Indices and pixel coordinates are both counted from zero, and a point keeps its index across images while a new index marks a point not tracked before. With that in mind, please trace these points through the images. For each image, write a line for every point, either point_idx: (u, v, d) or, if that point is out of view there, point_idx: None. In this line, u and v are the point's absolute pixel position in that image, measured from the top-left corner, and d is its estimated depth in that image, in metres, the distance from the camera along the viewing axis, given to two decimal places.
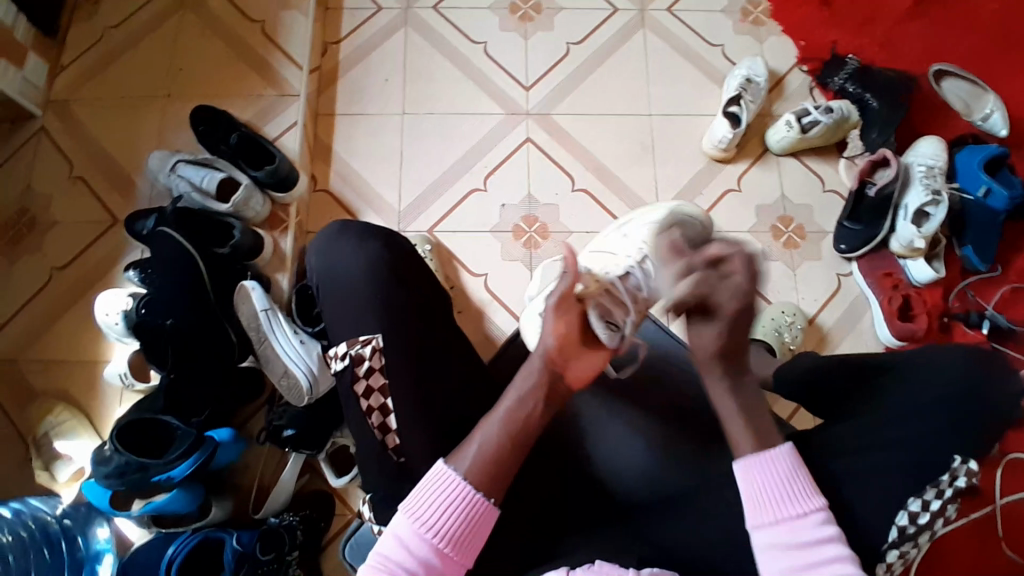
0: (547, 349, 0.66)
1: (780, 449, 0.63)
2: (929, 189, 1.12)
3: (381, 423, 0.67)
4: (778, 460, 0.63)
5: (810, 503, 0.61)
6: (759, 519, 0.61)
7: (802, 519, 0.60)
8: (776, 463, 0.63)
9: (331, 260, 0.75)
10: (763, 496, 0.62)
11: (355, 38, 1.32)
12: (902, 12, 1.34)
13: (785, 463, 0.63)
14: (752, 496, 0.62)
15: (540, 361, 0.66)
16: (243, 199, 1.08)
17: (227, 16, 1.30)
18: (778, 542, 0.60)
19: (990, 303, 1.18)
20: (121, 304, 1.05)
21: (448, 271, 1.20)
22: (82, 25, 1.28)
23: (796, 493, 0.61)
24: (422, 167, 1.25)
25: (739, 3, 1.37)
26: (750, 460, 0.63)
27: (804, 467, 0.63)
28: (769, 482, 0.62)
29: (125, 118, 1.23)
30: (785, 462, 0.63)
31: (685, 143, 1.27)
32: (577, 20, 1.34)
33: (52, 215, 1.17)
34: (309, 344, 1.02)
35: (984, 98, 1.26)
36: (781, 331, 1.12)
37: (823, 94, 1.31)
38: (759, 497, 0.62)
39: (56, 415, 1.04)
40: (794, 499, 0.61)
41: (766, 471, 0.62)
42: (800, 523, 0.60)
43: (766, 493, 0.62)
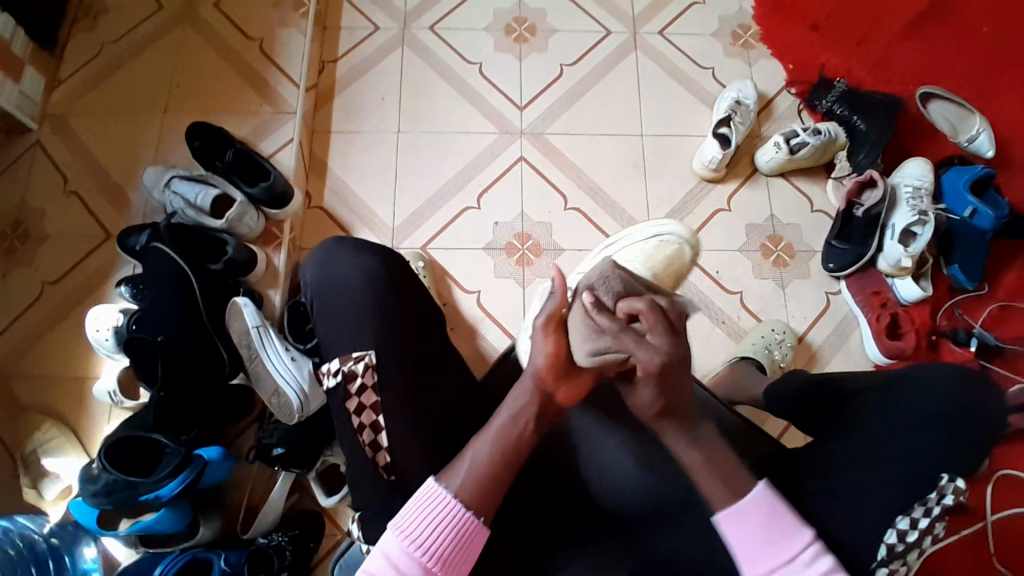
0: (537, 369, 0.65)
1: (756, 494, 0.61)
2: (916, 209, 1.14)
3: (372, 441, 0.66)
4: (756, 506, 0.61)
5: (800, 541, 0.60)
6: (753, 567, 0.60)
7: (795, 559, 0.60)
8: (755, 510, 0.61)
9: (326, 272, 0.75)
10: (750, 544, 0.61)
11: (352, 57, 1.34)
12: (887, 37, 1.37)
13: (765, 507, 0.61)
14: (739, 545, 0.61)
15: (529, 383, 0.66)
16: (237, 215, 1.09)
17: (225, 34, 1.31)
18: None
19: (978, 321, 1.19)
20: (113, 320, 1.04)
21: (442, 287, 1.20)
22: (81, 40, 1.29)
23: (784, 533, 0.60)
24: (417, 184, 1.26)
25: (729, 26, 1.40)
26: (731, 510, 0.61)
27: (785, 504, 0.62)
28: (752, 530, 0.61)
29: (120, 133, 1.23)
30: (765, 503, 0.61)
31: (677, 162, 1.29)
32: (571, 41, 1.37)
33: (45, 229, 1.17)
34: (301, 360, 1.02)
35: (970, 119, 1.28)
36: (772, 348, 1.13)
37: (812, 116, 1.34)
38: (745, 542, 0.61)
39: (43, 432, 1.03)
40: (782, 540, 0.60)
41: (747, 520, 0.61)
42: (792, 567, 0.59)
43: (753, 540, 0.60)
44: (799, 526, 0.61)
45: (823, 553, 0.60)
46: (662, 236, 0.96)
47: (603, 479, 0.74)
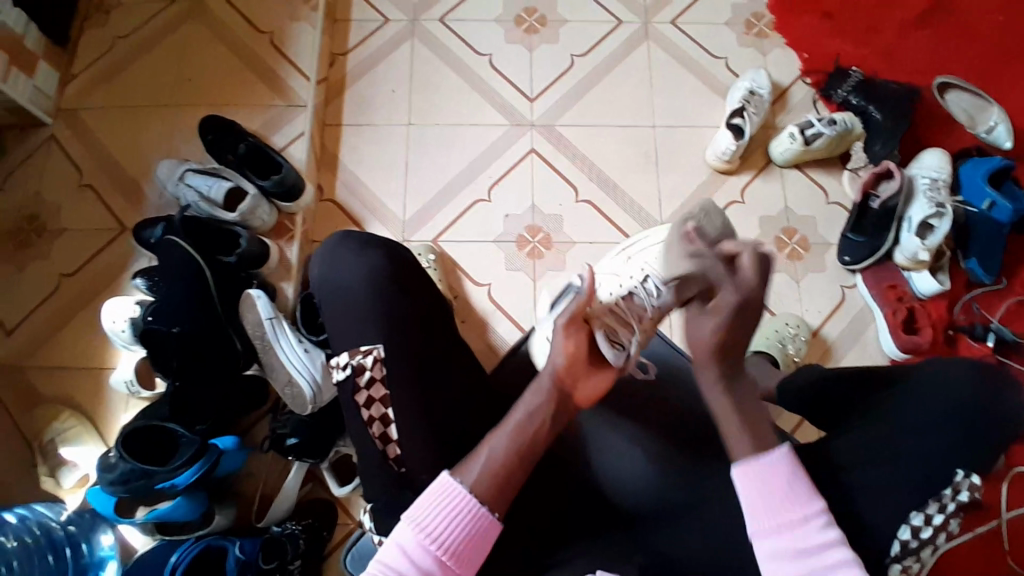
0: (555, 367, 0.66)
1: (777, 455, 0.62)
2: (933, 202, 1.12)
3: (382, 433, 0.67)
4: (774, 467, 0.62)
5: (811, 509, 0.60)
6: (759, 527, 0.61)
7: (804, 524, 0.60)
8: (772, 467, 0.62)
9: (333, 267, 0.75)
10: (761, 504, 0.61)
11: (362, 50, 1.34)
12: (905, 25, 1.34)
13: (782, 464, 0.62)
14: (753, 502, 0.62)
15: (543, 380, 0.66)
16: (250, 208, 1.09)
17: (235, 27, 1.32)
18: (781, 549, 0.59)
19: (995, 315, 1.17)
20: (128, 312, 1.06)
21: (452, 280, 1.20)
22: (93, 35, 1.30)
23: (796, 501, 0.60)
24: (428, 177, 1.26)
25: (742, 15, 1.38)
26: (750, 464, 0.62)
27: (803, 471, 0.62)
28: (767, 486, 0.61)
29: (134, 127, 1.25)
30: (783, 467, 0.62)
31: (689, 153, 1.28)
32: (581, 32, 1.36)
33: (61, 222, 1.19)
34: (313, 352, 1.02)
35: (988, 110, 1.26)
36: (785, 342, 1.12)
37: (827, 106, 1.32)
38: (758, 500, 0.61)
39: (63, 422, 1.05)
40: (794, 506, 0.60)
41: (765, 477, 0.61)
42: (802, 528, 0.59)
43: (767, 498, 0.61)
44: (813, 494, 0.61)
45: (832, 525, 0.60)
46: None
47: (612, 474, 0.76)
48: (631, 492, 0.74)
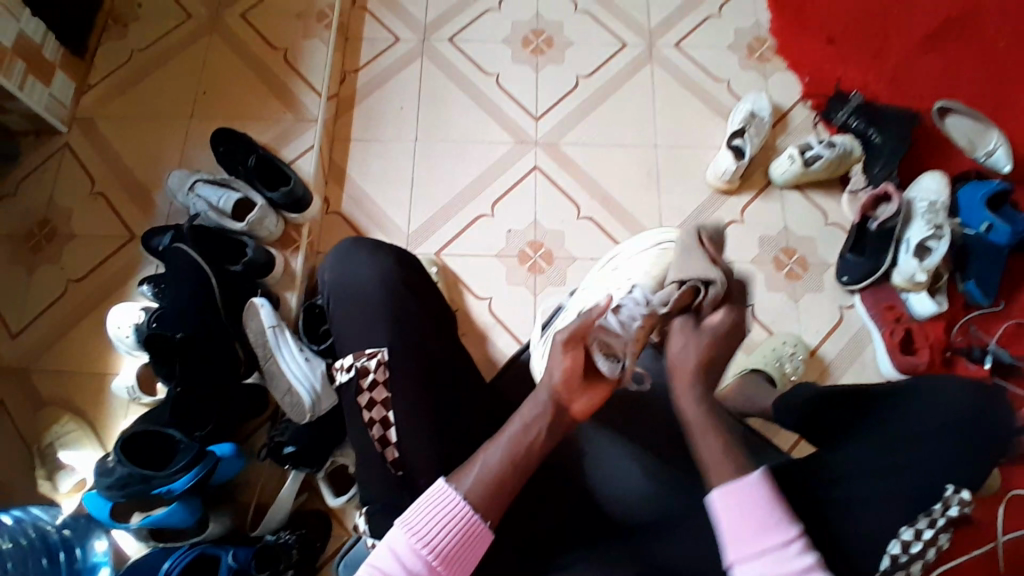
0: (553, 382, 0.67)
1: (751, 480, 0.61)
2: (932, 224, 1.13)
3: (381, 436, 0.68)
4: (749, 491, 0.61)
5: (788, 533, 0.59)
6: (736, 551, 0.60)
7: (782, 549, 0.59)
8: (751, 493, 0.61)
9: (343, 270, 0.79)
10: (738, 529, 0.60)
11: (372, 67, 1.38)
12: (905, 51, 1.37)
13: (760, 488, 0.61)
14: (729, 529, 0.61)
15: (541, 395, 0.67)
16: (257, 218, 1.11)
17: (250, 43, 1.36)
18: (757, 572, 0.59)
19: (993, 337, 1.18)
20: (134, 317, 1.07)
21: (453, 293, 1.22)
22: (112, 47, 1.34)
23: (772, 524, 0.60)
24: (433, 191, 1.29)
25: (745, 39, 1.41)
26: (724, 491, 0.61)
27: (778, 494, 0.61)
28: (743, 513, 0.60)
29: (146, 137, 1.28)
30: (759, 490, 0.61)
31: (690, 173, 1.30)
32: (586, 54, 1.39)
33: (72, 228, 1.21)
34: (314, 361, 1.03)
35: (988, 134, 1.26)
36: (783, 361, 1.12)
37: (827, 129, 1.34)
38: (735, 526, 0.60)
39: (62, 425, 1.07)
40: (771, 528, 0.60)
41: (740, 503, 0.60)
42: (780, 553, 0.59)
43: (745, 527, 0.60)
44: (788, 520, 0.60)
45: (809, 548, 0.59)
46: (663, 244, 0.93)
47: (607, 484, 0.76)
48: (625, 503, 0.75)
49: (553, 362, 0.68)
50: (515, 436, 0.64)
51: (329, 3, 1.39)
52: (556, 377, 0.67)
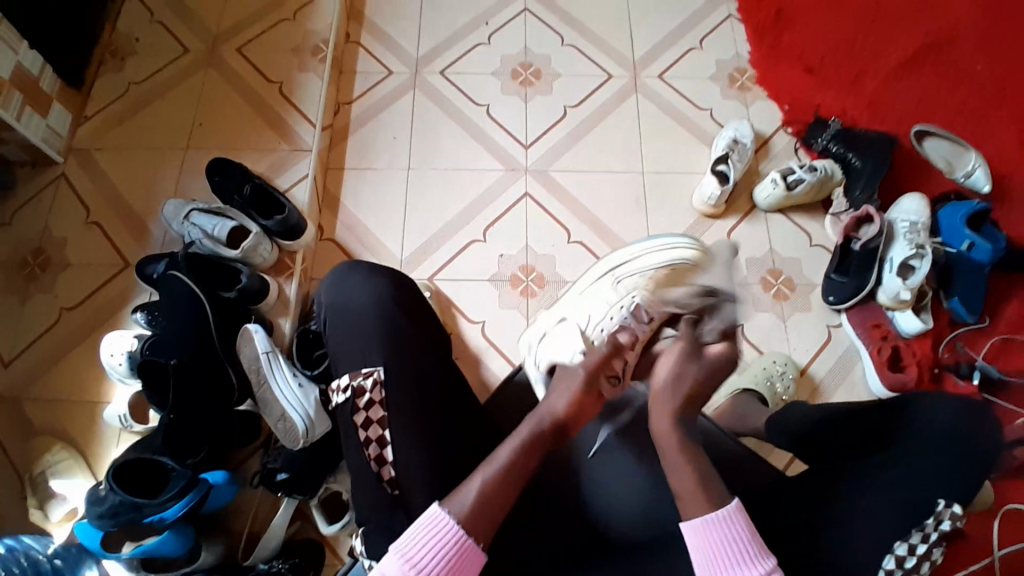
0: (555, 409, 0.70)
1: (728, 512, 0.62)
2: (913, 243, 1.16)
3: (378, 455, 0.68)
4: (726, 524, 0.62)
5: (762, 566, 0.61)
6: None
7: None
8: (726, 523, 0.62)
9: (339, 292, 0.80)
10: (715, 562, 0.61)
11: (366, 99, 1.41)
12: (878, 80, 1.43)
13: (735, 518, 0.62)
14: (701, 558, 0.62)
15: (540, 415, 0.69)
16: (252, 245, 1.13)
17: (246, 76, 1.39)
18: None
19: (980, 353, 1.20)
20: (127, 345, 1.08)
21: (447, 318, 1.23)
22: (109, 80, 1.37)
23: (747, 558, 0.61)
24: (426, 217, 1.31)
25: (725, 70, 1.46)
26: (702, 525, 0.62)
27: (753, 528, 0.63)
28: (718, 544, 0.62)
29: (143, 167, 1.30)
30: (735, 524, 0.62)
31: (677, 197, 1.33)
32: (573, 85, 1.44)
33: (66, 257, 1.22)
34: (308, 387, 1.03)
35: (965, 155, 1.33)
36: (773, 380, 1.13)
37: (808, 154, 1.38)
38: (713, 558, 0.61)
39: (55, 453, 1.05)
40: (746, 561, 0.61)
41: (717, 536, 0.62)
42: None
43: (718, 558, 0.61)
44: (762, 554, 0.61)
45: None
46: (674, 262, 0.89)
47: (603, 503, 0.77)
48: (621, 522, 0.76)
49: (560, 388, 0.73)
50: (495, 470, 0.63)
51: (324, 38, 1.43)
52: (562, 399, 0.71)
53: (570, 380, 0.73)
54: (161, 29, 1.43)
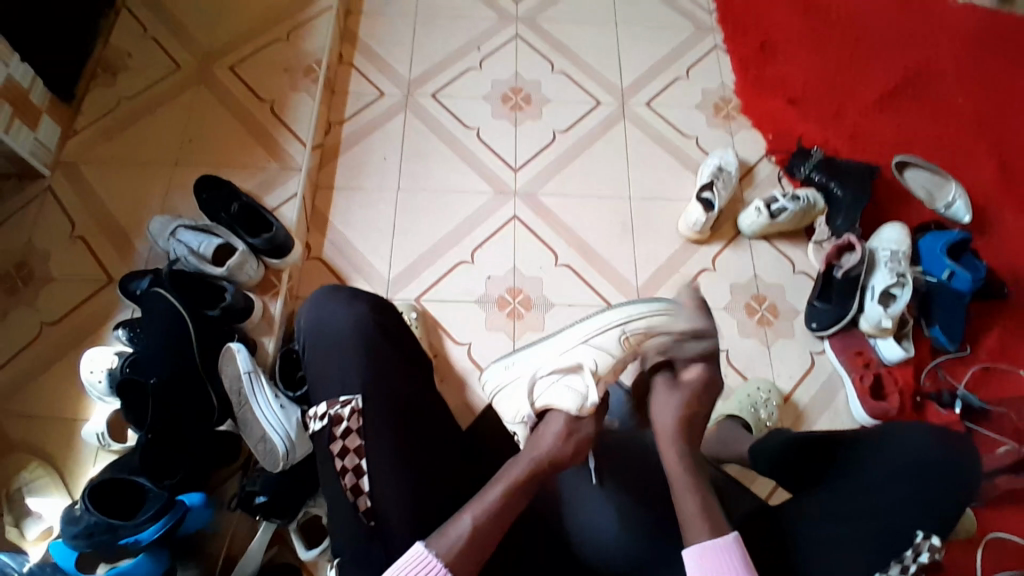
0: (546, 453, 0.69)
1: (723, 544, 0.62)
2: (894, 271, 1.19)
3: (354, 484, 0.67)
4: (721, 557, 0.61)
5: None
6: None
7: None
8: (723, 552, 0.61)
9: (321, 318, 0.79)
10: None
11: (357, 120, 1.43)
12: (858, 113, 1.47)
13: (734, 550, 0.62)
14: None
15: (530, 457, 0.68)
16: (238, 263, 1.12)
17: (237, 93, 1.40)
18: None
19: (961, 382, 1.22)
20: (107, 362, 1.07)
21: (433, 339, 1.22)
22: (99, 95, 1.37)
23: None
24: (415, 238, 1.31)
25: (711, 99, 1.50)
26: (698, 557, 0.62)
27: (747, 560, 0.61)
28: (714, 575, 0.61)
29: (129, 184, 1.29)
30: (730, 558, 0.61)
31: (664, 223, 1.35)
32: (563, 110, 1.46)
33: (49, 271, 1.21)
34: (289, 408, 1.02)
35: (946, 186, 1.37)
36: (757, 407, 1.14)
37: (791, 182, 1.41)
38: None
39: (31, 471, 1.04)
40: None
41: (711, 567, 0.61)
42: None
43: None
44: None
45: None
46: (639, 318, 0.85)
47: (585, 532, 0.75)
48: (604, 554, 0.74)
49: (549, 426, 0.72)
50: (484, 508, 0.63)
51: (317, 59, 1.45)
52: (549, 441, 0.70)
53: (557, 421, 0.72)
54: (154, 44, 1.44)
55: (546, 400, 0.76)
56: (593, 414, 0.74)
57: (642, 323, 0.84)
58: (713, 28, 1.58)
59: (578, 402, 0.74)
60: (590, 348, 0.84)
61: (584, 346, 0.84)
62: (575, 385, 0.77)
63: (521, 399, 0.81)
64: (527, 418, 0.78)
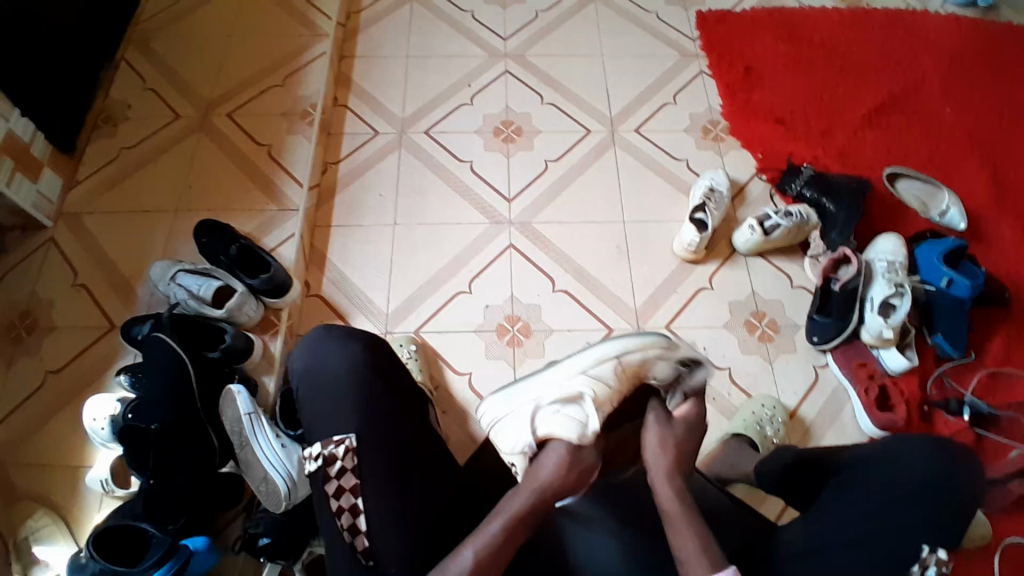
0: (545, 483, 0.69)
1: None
2: (892, 282, 1.19)
3: (351, 524, 0.67)
4: None
5: None
6: None
7: None
8: None
9: (313, 358, 0.78)
10: None
11: (353, 159, 1.46)
12: (845, 128, 1.49)
13: None
14: None
15: (529, 491, 0.68)
16: (237, 305, 1.14)
17: (235, 139, 1.44)
18: None
19: (968, 389, 1.20)
20: (110, 409, 1.07)
21: (434, 371, 1.22)
22: (99, 146, 1.41)
23: None
24: (412, 272, 1.32)
25: (698, 122, 1.52)
26: None
27: None
28: None
29: (130, 232, 1.32)
30: None
31: (659, 245, 1.36)
32: (554, 140, 1.49)
33: (52, 320, 1.22)
34: (290, 447, 1.01)
35: (939, 196, 1.39)
36: (764, 424, 1.13)
37: (783, 200, 1.42)
38: None
39: (37, 519, 1.03)
40: None
41: None
42: None
43: None
44: None
45: None
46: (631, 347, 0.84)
47: (589, 565, 0.73)
48: None
49: (549, 455, 0.72)
50: (486, 541, 0.62)
51: (312, 103, 1.49)
52: (548, 469, 0.71)
53: (556, 451, 0.72)
54: (153, 96, 1.48)
55: (547, 429, 0.75)
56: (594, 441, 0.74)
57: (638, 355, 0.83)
58: (697, 54, 1.62)
59: (577, 431, 0.74)
60: (587, 378, 0.81)
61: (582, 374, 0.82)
62: (575, 415, 0.76)
63: (521, 427, 0.78)
64: (528, 448, 0.76)
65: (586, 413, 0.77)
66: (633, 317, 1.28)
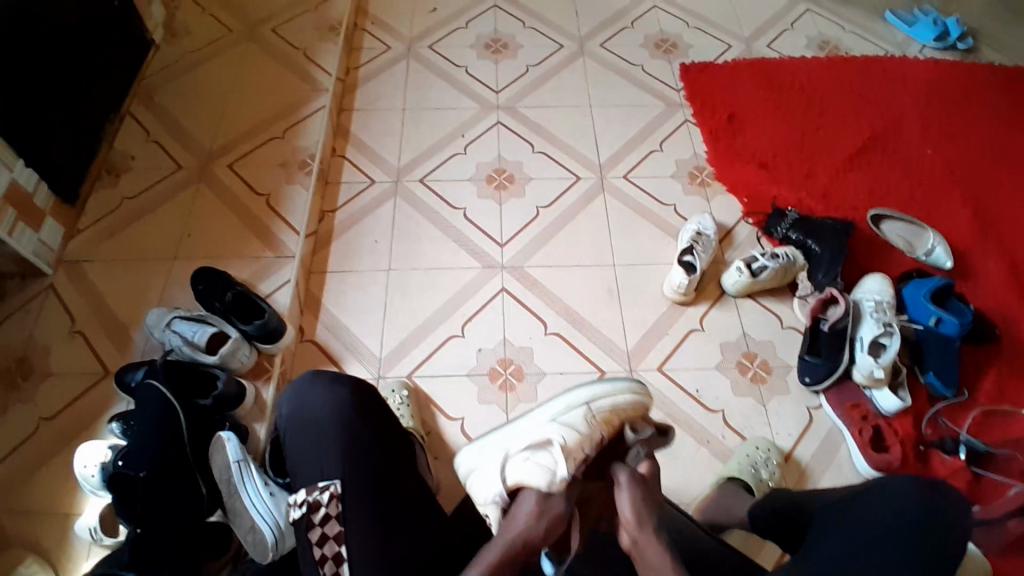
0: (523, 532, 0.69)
1: None
2: (880, 321, 1.21)
3: (334, 573, 0.66)
4: None
5: None
6: None
7: None
8: None
9: (299, 403, 0.79)
10: None
11: (349, 207, 1.50)
12: (825, 172, 1.54)
13: None
14: None
15: (509, 538, 0.68)
16: (231, 351, 1.15)
17: (234, 188, 1.48)
18: None
19: (964, 428, 1.19)
20: (101, 456, 1.06)
21: (426, 415, 1.22)
22: (102, 196, 1.45)
23: None
24: (405, 318, 1.33)
25: (685, 168, 1.57)
26: None
27: None
28: None
29: (129, 280, 1.34)
30: None
31: (649, 287, 1.38)
32: (545, 188, 1.53)
33: (48, 366, 1.22)
34: (278, 496, 1.00)
35: (924, 235, 1.41)
36: (758, 467, 1.12)
37: (769, 242, 1.45)
38: None
39: (26, 566, 1.01)
40: None
41: None
42: None
43: None
44: None
45: None
46: (593, 402, 0.85)
47: None
48: None
49: (521, 506, 0.72)
50: None
51: (310, 154, 1.54)
52: (522, 520, 0.70)
53: (529, 499, 0.73)
54: (157, 147, 1.53)
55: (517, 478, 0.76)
56: (563, 489, 0.74)
57: (608, 402, 0.85)
58: (681, 104, 1.68)
59: (546, 477, 0.75)
60: (558, 425, 0.82)
61: (552, 423, 0.83)
62: (545, 462, 0.77)
63: (493, 478, 0.80)
64: (499, 498, 0.78)
65: (556, 461, 0.76)
66: (624, 359, 1.28)
